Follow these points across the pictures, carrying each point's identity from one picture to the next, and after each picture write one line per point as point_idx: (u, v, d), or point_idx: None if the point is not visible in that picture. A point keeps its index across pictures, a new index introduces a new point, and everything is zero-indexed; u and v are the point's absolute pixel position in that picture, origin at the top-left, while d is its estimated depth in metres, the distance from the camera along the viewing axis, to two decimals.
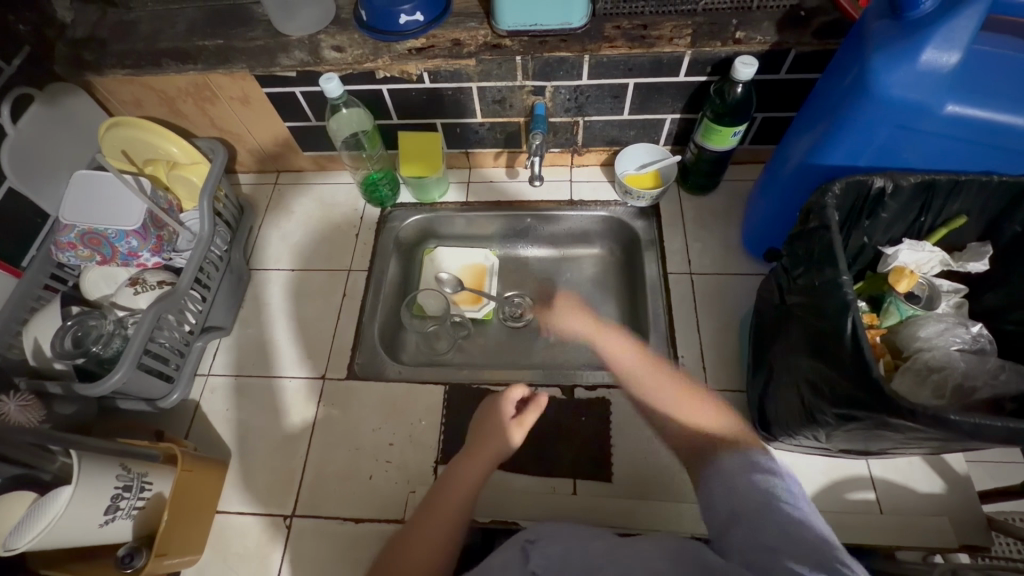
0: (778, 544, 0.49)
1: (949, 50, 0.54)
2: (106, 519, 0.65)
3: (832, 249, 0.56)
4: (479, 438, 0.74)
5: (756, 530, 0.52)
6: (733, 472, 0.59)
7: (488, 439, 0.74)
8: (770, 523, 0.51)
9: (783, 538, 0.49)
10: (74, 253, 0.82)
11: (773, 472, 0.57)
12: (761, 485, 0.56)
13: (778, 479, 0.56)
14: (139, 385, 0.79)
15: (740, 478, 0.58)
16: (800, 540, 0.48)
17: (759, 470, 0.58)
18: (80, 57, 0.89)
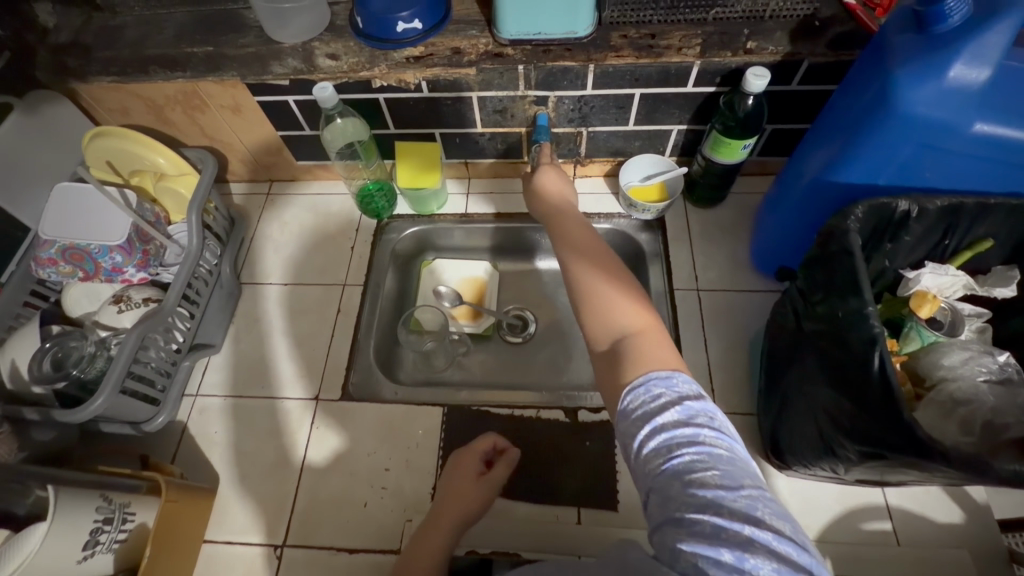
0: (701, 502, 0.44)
1: (979, 67, 0.52)
2: (85, 554, 0.61)
3: (857, 277, 0.55)
4: (446, 502, 0.71)
5: (660, 489, 0.44)
6: (636, 420, 0.49)
7: (456, 502, 0.70)
8: (670, 480, 0.44)
9: (694, 498, 0.42)
10: (55, 269, 0.78)
11: (669, 405, 0.48)
12: (670, 439, 0.46)
13: (669, 421, 0.47)
14: (121, 409, 0.76)
15: (647, 427, 0.48)
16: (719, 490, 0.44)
17: (659, 411, 0.48)
18: (63, 63, 0.85)
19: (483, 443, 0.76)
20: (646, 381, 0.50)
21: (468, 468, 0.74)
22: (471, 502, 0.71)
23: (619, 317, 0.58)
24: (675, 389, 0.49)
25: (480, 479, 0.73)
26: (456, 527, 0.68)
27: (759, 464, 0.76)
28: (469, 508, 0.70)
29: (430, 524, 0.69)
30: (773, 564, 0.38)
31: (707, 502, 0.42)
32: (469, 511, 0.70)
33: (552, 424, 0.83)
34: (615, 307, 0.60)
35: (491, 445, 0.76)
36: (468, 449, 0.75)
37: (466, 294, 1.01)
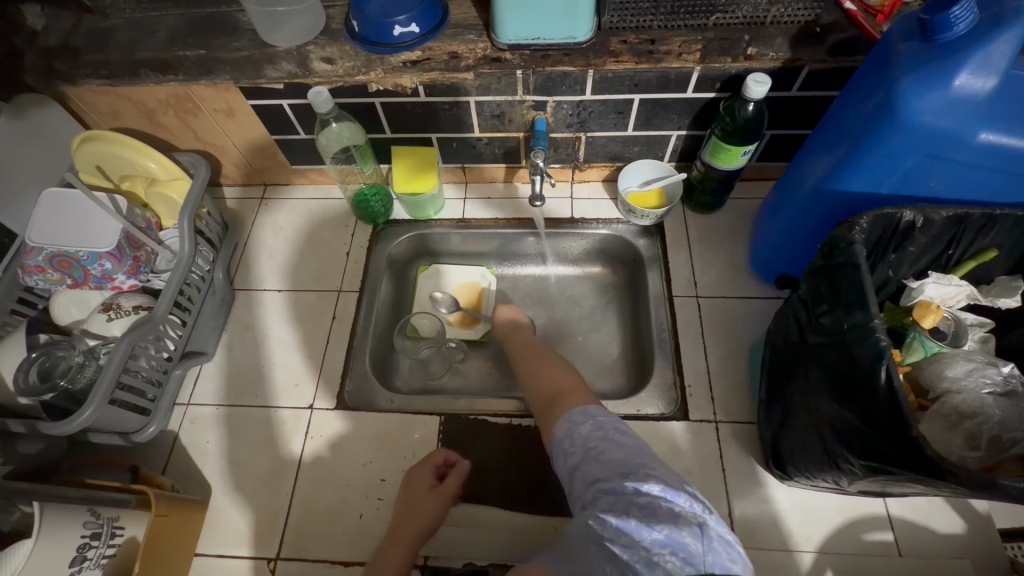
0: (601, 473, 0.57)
1: (984, 76, 0.52)
2: (73, 571, 0.61)
3: (862, 291, 0.54)
4: (401, 518, 0.71)
5: (583, 470, 0.58)
6: (561, 429, 0.64)
7: (410, 518, 0.70)
8: (588, 459, 0.59)
9: (607, 463, 0.57)
10: (43, 276, 0.77)
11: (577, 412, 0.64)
12: (583, 429, 0.62)
13: (585, 425, 0.62)
14: (110, 420, 0.74)
15: (570, 437, 0.62)
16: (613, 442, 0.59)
17: (571, 416, 0.64)
18: (52, 66, 0.83)
19: (435, 457, 0.75)
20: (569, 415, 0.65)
21: (419, 482, 0.73)
22: (425, 517, 0.70)
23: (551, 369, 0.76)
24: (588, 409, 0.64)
25: (434, 491, 0.73)
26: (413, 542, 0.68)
27: (758, 473, 0.76)
28: (427, 521, 0.70)
29: (387, 542, 0.69)
30: (661, 487, 0.53)
31: (614, 461, 0.57)
32: (426, 523, 0.70)
33: None
34: None
35: (442, 457, 0.76)
36: (422, 463, 0.75)
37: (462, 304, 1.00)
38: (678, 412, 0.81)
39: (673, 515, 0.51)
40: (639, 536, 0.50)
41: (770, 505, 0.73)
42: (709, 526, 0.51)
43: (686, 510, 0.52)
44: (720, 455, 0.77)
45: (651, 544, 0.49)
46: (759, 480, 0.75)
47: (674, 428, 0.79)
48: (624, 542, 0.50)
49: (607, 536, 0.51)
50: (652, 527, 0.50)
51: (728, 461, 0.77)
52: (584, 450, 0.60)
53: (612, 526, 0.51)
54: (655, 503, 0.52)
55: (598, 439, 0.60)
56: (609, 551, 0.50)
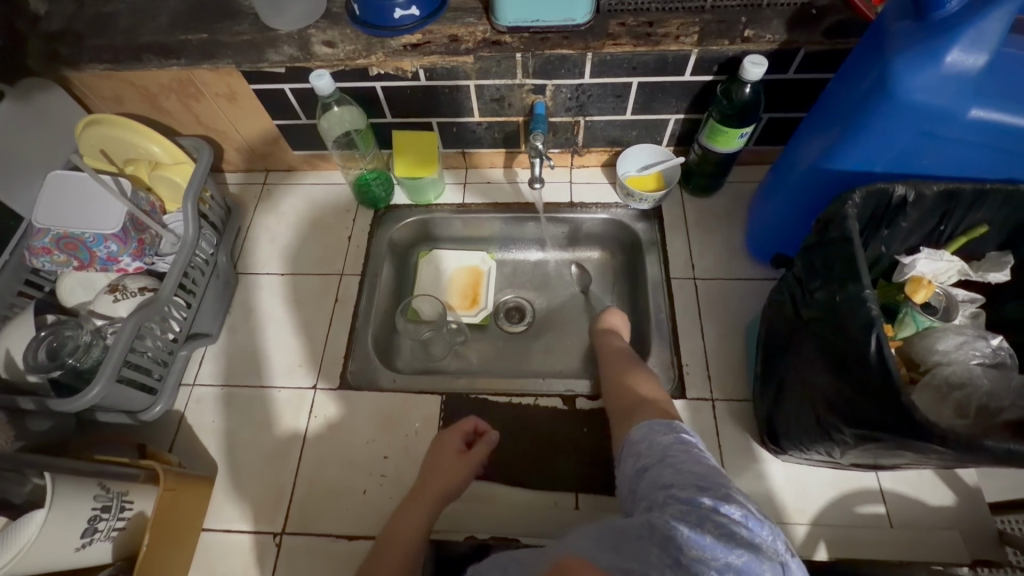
0: (674, 484, 0.55)
1: (976, 53, 0.53)
2: (84, 542, 0.62)
3: (855, 265, 0.55)
4: (427, 476, 0.74)
5: (654, 472, 0.58)
6: (637, 438, 0.64)
7: (436, 478, 0.73)
8: (664, 467, 0.58)
9: (684, 472, 0.56)
10: (49, 258, 0.78)
11: (670, 429, 0.62)
12: (667, 443, 0.60)
13: (666, 433, 0.62)
14: (118, 398, 0.76)
15: (648, 442, 0.62)
16: (695, 460, 0.58)
17: (657, 432, 0.62)
18: (55, 50, 0.84)
19: (466, 424, 0.78)
20: (650, 424, 0.64)
21: (448, 446, 0.76)
22: (452, 476, 0.73)
23: (637, 382, 0.76)
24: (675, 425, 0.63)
25: (461, 456, 0.75)
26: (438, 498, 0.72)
27: (754, 449, 0.77)
28: (452, 483, 0.73)
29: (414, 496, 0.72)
30: (743, 511, 0.52)
31: (694, 476, 0.55)
32: (450, 485, 0.73)
33: (550, 412, 0.83)
34: None
35: (472, 426, 0.79)
36: (455, 428, 0.78)
37: (457, 291, 1.01)
38: (675, 390, 0.82)
39: (752, 544, 0.49)
40: (711, 553, 0.48)
41: (765, 480, 0.75)
42: (787, 567, 0.49)
43: (765, 544, 0.50)
44: (717, 432, 0.79)
45: (724, 566, 0.47)
46: (754, 456, 0.77)
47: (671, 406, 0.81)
48: (694, 555, 0.48)
49: (679, 544, 0.49)
50: (728, 550, 0.48)
51: (725, 438, 0.78)
52: (661, 456, 0.59)
53: (683, 536, 0.49)
54: (733, 526, 0.50)
55: (680, 451, 0.59)
56: (676, 560, 0.48)
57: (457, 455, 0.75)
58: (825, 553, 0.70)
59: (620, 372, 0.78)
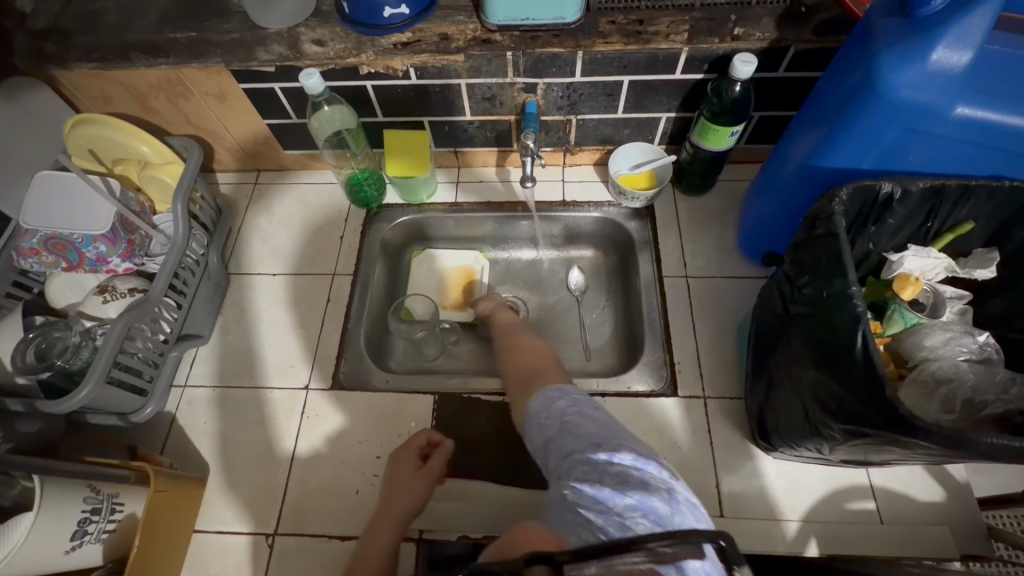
0: (571, 447, 0.59)
1: (961, 50, 0.53)
2: (74, 545, 0.62)
3: (840, 261, 0.56)
4: (387, 498, 0.72)
5: (556, 440, 0.62)
6: (537, 408, 0.66)
7: (396, 498, 0.71)
8: (563, 433, 0.61)
9: (579, 434, 0.60)
10: (37, 259, 0.78)
11: (559, 395, 0.66)
12: (561, 409, 0.64)
13: (562, 400, 0.65)
14: (108, 400, 0.75)
15: (546, 411, 0.65)
16: (590, 417, 0.62)
17: (552, 400, 0.66)
18: (42, 49, 0.83)
19: (418, 439, 0.76)
20: (545, 393, 0.67)
21: (404, 465, 0.74)
22: (411, 495, 0.71)
23: (532, 352, 0.79)
24: (566, 391, 0.66)
25: (417, 472, 0.74)
26: (400, 521, 0.69)
27: (746, 446, 0.77)
28: (413, 501, 0.71)
29: (378, 519, 0.70)
30: (632, 455, 0.56)
31: (588, 435, 0.60)
32: (410, 503, 0.71)
33: None
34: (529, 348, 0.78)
35: (424, 439, 0.77)
36: (409, 446, 0.76)
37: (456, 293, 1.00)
38: (667, 388, 0.82)
39: (643, 482, 0.54)
40: (611, 502, 0.52)
41: (757, 477, 0.75)
42: (676, 491, 0.54)
43: (654, 477, 0.55)
44: (709, 430, 0.79)
45: (623, 509, 0.51)
46: (746, 453, 0.77)
47: (663, 404, 0.81)
48: (599, 510, 0.52)
49: (582, 503, 0.53)
50: (624, 493, 0.52)
51: (717, 436, 0.78)
52: (560, 423, 0.63)
53: (586, 495, 0.53)
54: (625, 471, 0.55)
55: (573, 414, 0.63)
56: (584, 519, 0.51)
57: (414, 474, 0.73)
58: (816, 549, 0.70)
59: (515, 345, 0.81)
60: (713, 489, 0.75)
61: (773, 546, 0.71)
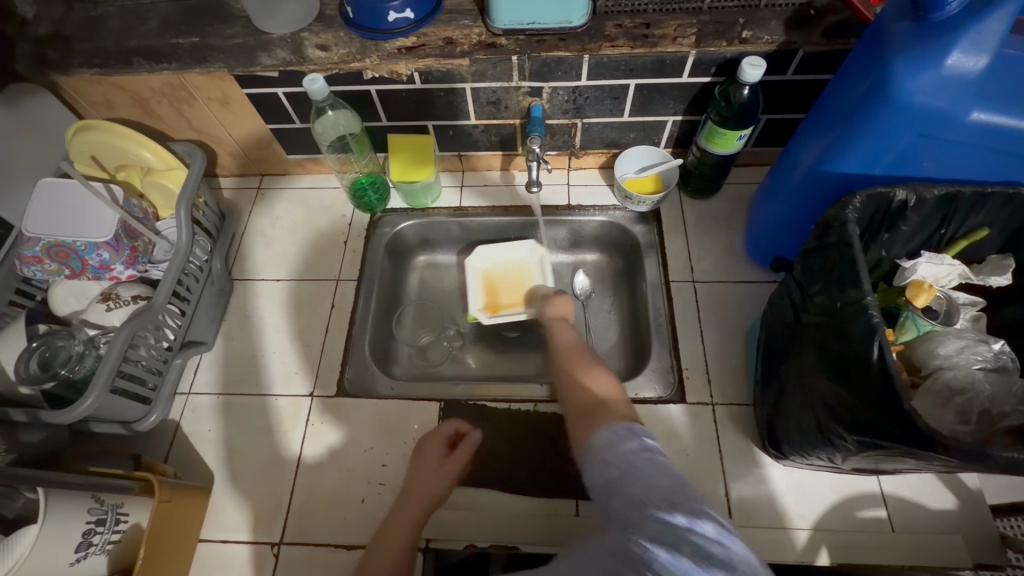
0: (644, 499, 0.50)
1: (976, 55, 0.52)
2: (79, 556, 0.61)
3: (855, 269, 0.55)
4: (413, 483, 0.73)
5: (622, 484, 0.52)
6: (600, 446, 0.58)
7: (420, 487, 0.72)
8: (631, 479, 0.52)
9: (652, 486, 0.50)
10: (40, 267, 0.77)
11: (630, 436, 0.57)
12: (632, 452, 0.55)
13: (632, 442, 0.56)
14: (112, 409, 0.75)
15: (615, 449, 0.56)
16: (667, 472, 0.52)
17: (621, 439, 0.57)
18: (44, 55, 0.83)
19: (448, 426, 0.78)
20: (613, 429, 0.59)
21: (431, 452, 0.76)
22: (438, 481, 0.73)
23: (594, 382, 0.71)
24: (637, 432, 0.58)
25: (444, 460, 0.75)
26: (425, 505, 0.70)
27: (754, 453, 0.77)
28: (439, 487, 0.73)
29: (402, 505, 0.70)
30: (715, 526, 0.47)
31: (661, 487, 0.50)
32: (436, 490, 0.72)
33: (550, 418, 0.83)
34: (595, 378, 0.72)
35: (453, 428, 0.78)
36: (436, 434, 0.77)
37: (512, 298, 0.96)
38: (675, 394, 0.81)
39: (728, 563, 0.44)
40: None
41: (766, 484, 0.75)
42: None
43: (738, 558, 0.46)
44: (717, 437, 0.78)
45: None
46: (754, 460, 0.76)
47: (670, 411, 0.80)
48: None
49: (655, 567, 0.43)
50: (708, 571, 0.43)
51: (725, 442, 0.78)
52: (629, 467, 0.53)
53: (660, 559, 0.43)
54: (708, 545, 0.45)
55: (644, 461, 0.54)
56: None
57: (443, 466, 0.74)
58: (827, 558, 0.70)
59: (575, 372, 0.74)
60: (722, 497, 0.74)
61: (783, 556, 0.70)
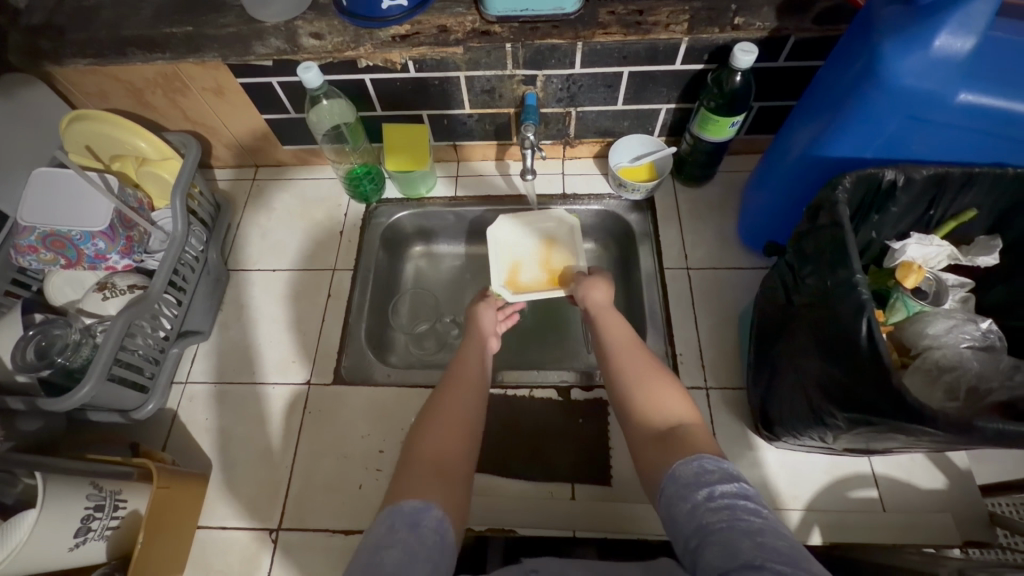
0: (756, 562, 0.41)
1: (964, 36, 0.53)
2: (78, 541, 0.61)
3: (845, 249, 0.55)
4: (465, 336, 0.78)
5: (726, 541, 0.44)
6: (685, 482, 0.50)
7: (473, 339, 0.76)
8: (737, 535, 0.44)
9: (764, 548, 0.42)
10: (36, 257, 0.77)
11: (723, 477, 0.49)
12: (729, 498, 0.47)
13: (726, 485, 0.48)
14: (109, 397, 0.75)
15: (708, 492, 0.48)
16: (778, 535, 0.44)
17: (710, 478, 0.49)
18: (37, 44, 0.82)
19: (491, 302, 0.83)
20: (701, 461, 0.51)
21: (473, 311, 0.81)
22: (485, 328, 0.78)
23: (665, 399, 0.59)
24: (728, 470, 0.50)
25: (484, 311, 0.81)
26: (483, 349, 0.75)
27: (749, 437, 0.78)
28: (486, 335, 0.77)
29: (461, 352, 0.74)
30: None
31: (778, 551, 0.42)
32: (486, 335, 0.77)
33: (546, 404, 0.83)
34: (662, 394, 0.59)
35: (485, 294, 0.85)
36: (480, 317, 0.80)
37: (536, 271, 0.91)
38: None
39: None
40: None
41: (760, 467, 0.76)
42: None
43: None
44: (711, 421, 0.79)
45: None
46: (749, 444, 0.77)
47: None
48: None
49: None
50: None
51: (719, 426, 0.79)
52: (732, 518, 0.45)
53: None
54: None
55: (746, 514, 0.46)
56: None
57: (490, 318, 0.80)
58: (819, 538, 0.71)
59: (639, 388, 0.60)
60: None
61: None
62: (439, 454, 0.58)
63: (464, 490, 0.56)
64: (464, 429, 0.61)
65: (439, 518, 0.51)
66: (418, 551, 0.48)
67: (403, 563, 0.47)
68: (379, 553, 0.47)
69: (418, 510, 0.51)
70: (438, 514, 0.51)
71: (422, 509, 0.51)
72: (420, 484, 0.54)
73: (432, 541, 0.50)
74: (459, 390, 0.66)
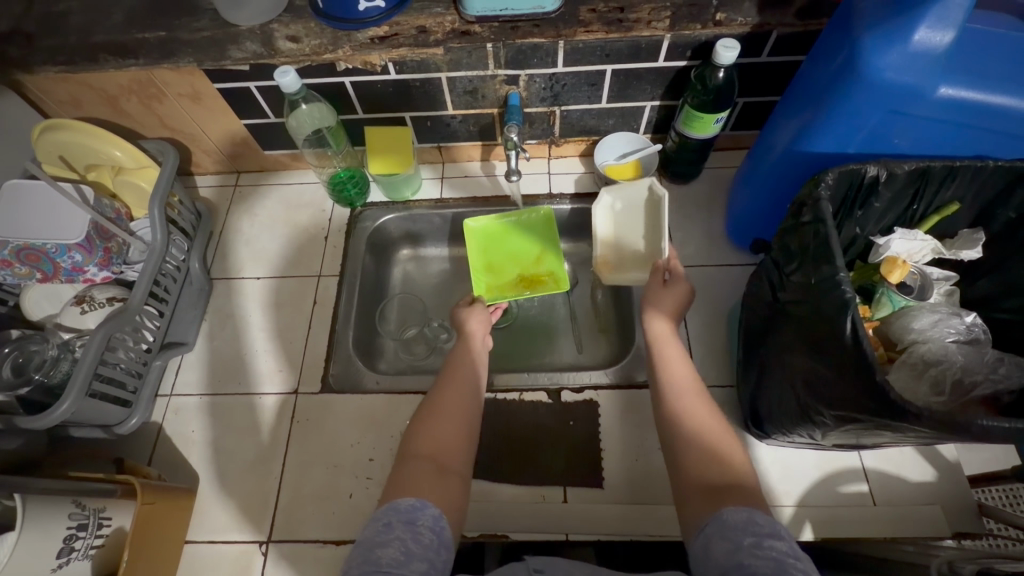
0: None
1: (943, 29, 0.52)
2: (61, 562, 0.60)
3: (829, 246, 0.55)
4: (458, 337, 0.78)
5: None
6: (731, 525, 0.49)
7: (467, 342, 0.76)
8: None
9: None
10: (10, 271, 0.75)
11: (774, 532, 0.48)
12: (776, 550, 0.46)
13: (776, 541, 0.47)
14: (91, 414, 0.74)
15: (751, 537, 0.47)
16: None
17: (759, 527, 0.48)
18: (5, 53, 0.80)
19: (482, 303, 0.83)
20: (753, 513, 0.50)
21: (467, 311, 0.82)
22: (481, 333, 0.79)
23: (714, 444, 0.59)
24: (780, 531, 0.48)
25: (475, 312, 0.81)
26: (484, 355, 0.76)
27: (740, 434, 0.77)
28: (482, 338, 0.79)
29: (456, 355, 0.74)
30: None
31: None
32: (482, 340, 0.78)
33: (536, 407, 0.83)
34: (710, 437, 0.59)
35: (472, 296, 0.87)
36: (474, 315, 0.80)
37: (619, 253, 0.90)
38: None
39: None
40: None
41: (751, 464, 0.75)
42: None
43: None
44: None
45: None
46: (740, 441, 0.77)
47: None
48: None
49: None
50: None
51: None
52: (779, 568, 0.44)
53: None
54: None
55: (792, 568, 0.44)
56: None
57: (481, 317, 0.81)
58: (811, 534, 0.71)
59: (686, 428, 0.61)
60: None
61: None
62: (434, 453, 0.59)
63: (462, 484, 0.58)
64: (461, 429, 0.62)
65: (435, 515, 0.53)
66: (415, 549, 0.49)
67: (400, 560, 0.48)
68: (376, 552, 0.48)
69: (414, 508, 0.52)
70: (434, 511, 0.53)
71: (418, 507, 0.53)
72: (411, 486, 0.55)
73: (429, 538, 0.51)
74: (452, 388, 0.67)
